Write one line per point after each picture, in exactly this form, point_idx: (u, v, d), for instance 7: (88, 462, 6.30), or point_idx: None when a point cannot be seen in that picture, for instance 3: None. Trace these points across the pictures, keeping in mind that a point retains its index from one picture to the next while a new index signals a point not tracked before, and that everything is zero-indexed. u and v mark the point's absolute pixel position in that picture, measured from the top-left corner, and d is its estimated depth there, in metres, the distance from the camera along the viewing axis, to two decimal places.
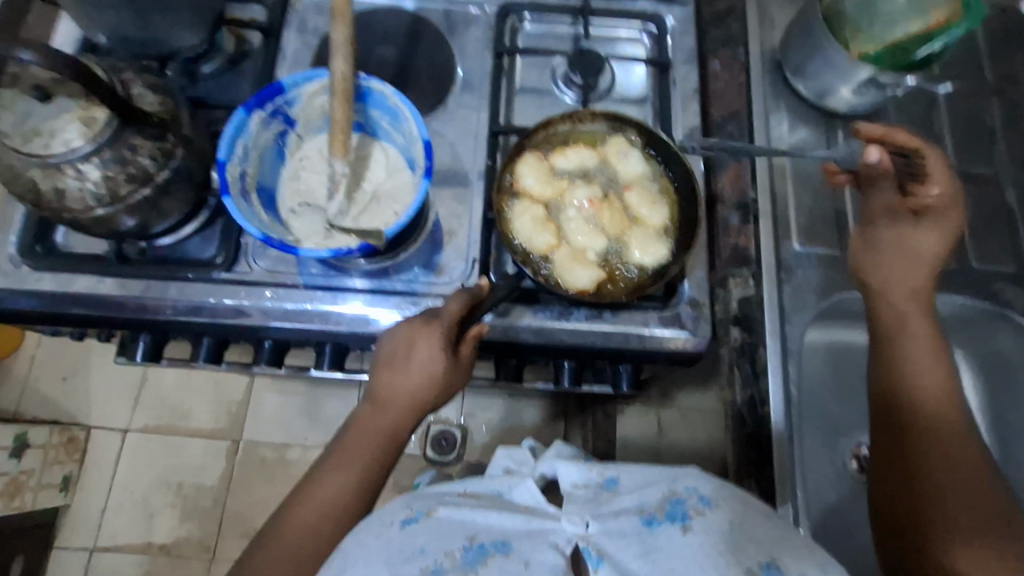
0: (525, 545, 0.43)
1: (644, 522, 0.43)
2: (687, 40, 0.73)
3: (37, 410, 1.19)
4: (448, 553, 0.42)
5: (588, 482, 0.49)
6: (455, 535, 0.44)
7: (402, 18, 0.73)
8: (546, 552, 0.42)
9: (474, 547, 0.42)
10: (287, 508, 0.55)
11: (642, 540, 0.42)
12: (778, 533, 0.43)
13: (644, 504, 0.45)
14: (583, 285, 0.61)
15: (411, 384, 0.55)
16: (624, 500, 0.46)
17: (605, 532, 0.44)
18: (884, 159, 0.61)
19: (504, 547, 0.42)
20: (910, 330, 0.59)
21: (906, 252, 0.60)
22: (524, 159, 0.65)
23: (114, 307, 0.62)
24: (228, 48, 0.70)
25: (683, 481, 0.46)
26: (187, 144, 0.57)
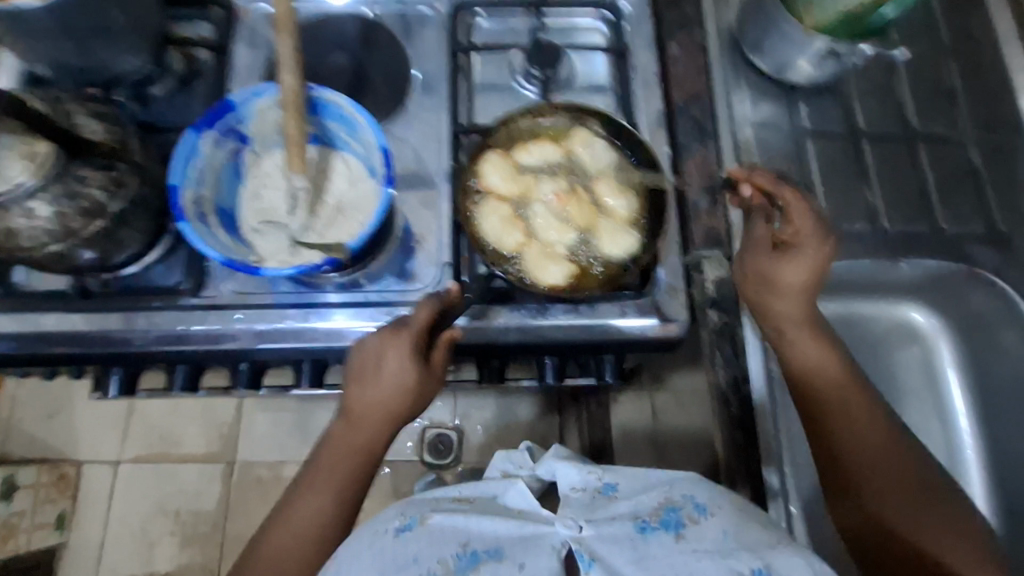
0: (518, 550, 0.42)
1: (638, 528, 0.43)
2: (644, 24, 0.72)
3: (24, 450, 1.17)
4: (441, 561, 0.42)
5: (586, 486, 0.49)
6: (449, 541, 0.43)
7: (354, 23, 0.72)
8: (539, 553, 0.42)
9: (466, 554, 0.42)
10: (269, 529, 0.55)
11: (635, 546, 0.41)
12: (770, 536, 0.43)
13: (639, 511, 0.45)
14: (555, 281, 0.60)
15: (384, 397, 0.55)
16: (621, 506, 0.46)
17: (599, 536, 0.43)
18: (759, 198, 0.61)
19: (497, 554, 0.42)
20: (790, 340, 0.61)
21: (770, 286, 0.60)
22: (487, 158, 0.64)
23: (82, 343, 0.60)
24: (177, 68, 0.68)
25: (680, 489, 0.47)
26: (140, 172, 0.56)
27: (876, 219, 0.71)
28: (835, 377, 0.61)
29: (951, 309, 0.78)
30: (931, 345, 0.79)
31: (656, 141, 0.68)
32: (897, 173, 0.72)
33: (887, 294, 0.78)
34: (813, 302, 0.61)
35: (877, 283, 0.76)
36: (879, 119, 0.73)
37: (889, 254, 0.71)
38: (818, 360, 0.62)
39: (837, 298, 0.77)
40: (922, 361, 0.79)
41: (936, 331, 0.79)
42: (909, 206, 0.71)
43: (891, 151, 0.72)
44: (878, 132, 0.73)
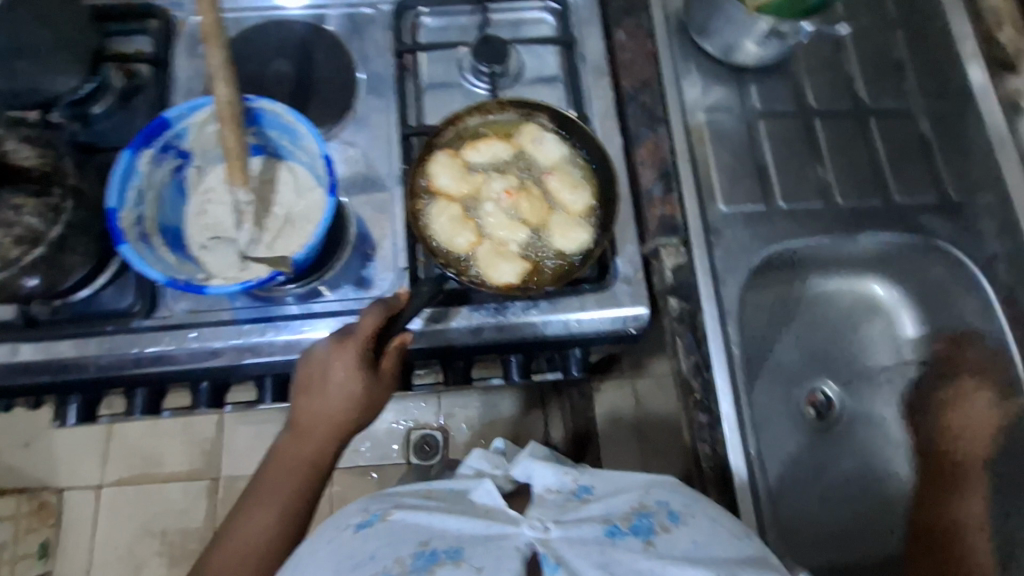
0: (478, 550, 0.42)
1: (608, 533, 0.43)
2: (590, 14, 0.72)
3: (4, 480, 1.15)
4: (397, 560, 0.41)
5: (561, 487, 0.50)
6: (408, 540, 0.43)
7: (295, 28, 0.70)
8: (501, 555, 0.41)
9: (424, 553, 0.41)
10: (213, 548, 0.54)
11: (603, 551, 0.41)
12: (741, 550, 0.43)
13: (611, 514, 0.45)
14: (507, 279, 0.60)
15: (330, 407, 0.54)
16: (593, 508, 0.46)
17: (566, 540, 0.43)
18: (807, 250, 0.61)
19: (456, 553, 0.41)
20: None
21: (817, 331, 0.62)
22: (435, 158, 0.63)
23: (35, 372, 0.59)
24: (116, 83, 0.67)
25: (655, 494, 0.47)
26: (77, 195, 0.55)
27: (830, 196, 0.71)
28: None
29: (911, 280, 0.78)
30: (894, 318, 0.79)
31: (605, 132, 0.68)
32: (849, 148, 0.72)
33: (850, 270, 0.78)
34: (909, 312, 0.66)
35: (836, 259, 0.76)
36: (829, 97, 0.73)
37: (845, 229, 0.71)
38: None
39: (798, 278, 0.77)
40: (886, 334, 0.79)
41: (897, 303, 0.79)
42: (861, 181, 0.72)
43: (842, 127, 0.73)
44: (829, 109, 0.73)
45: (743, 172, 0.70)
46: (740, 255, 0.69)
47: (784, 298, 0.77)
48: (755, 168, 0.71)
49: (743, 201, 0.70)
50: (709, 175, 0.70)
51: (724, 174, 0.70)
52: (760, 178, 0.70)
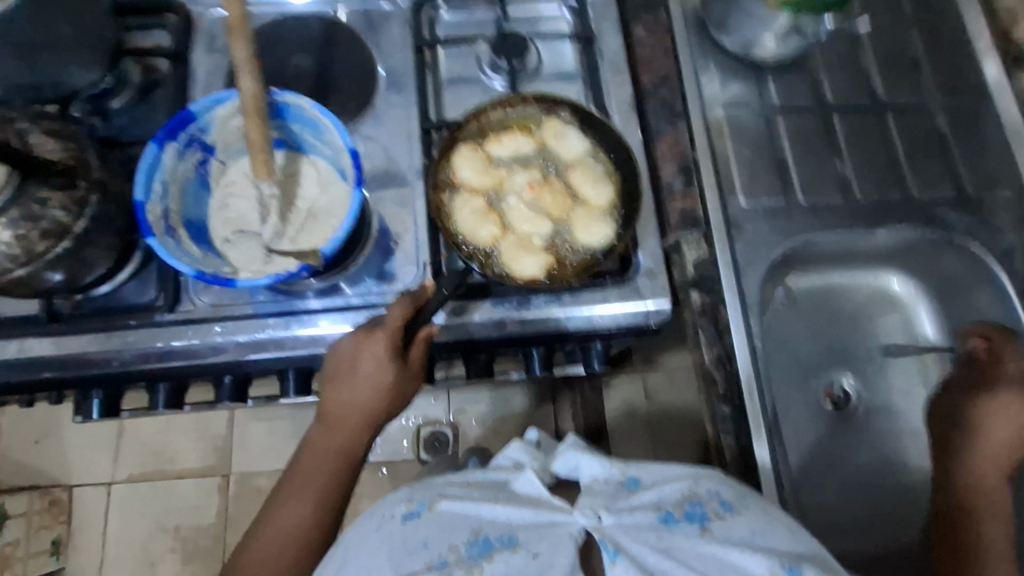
0: (532, 537, 0.43)
1: (662, 519, 0.43)
2: (608, 8, 0.72)
3: (16, 478, 1.15)
4: (452, 547, 0.42)
5: (609, 478, 0.48)
6: (461, 528, 0.44)
7: (314, 23, 0.70)
8: (557, 542, 0.42)
9: (479, 541, 0.42)
10: (249, 540, 0.54)
11: (660, 537, 0.42)
12: (795, 540, 0.43)
13: (663, 501, 0.45)
14: (531, 273, 0.60)
15: (361, 398, 0.55)
16: (643, 497, 0.46)
17: (621, 527, 0.43)
18: None
19: (511, 541, 0.42)
20: None
21: None
22: (458, 151, 0.64)
23: (57, 366, 0.59)
24: (134, 79, 0.66)
25: (705, 484, 0.46)
26: (102, 189, 0.54)
27: (848, 190, 0.72)
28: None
29: (927, 272, 0.78)
30: (910, 310, 0.79)
31: (626, 124, 0.68)
32: (867, 143, 0.73)
33: (864, 264, 0.79)
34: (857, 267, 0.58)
35: (853, 252, 0.76)
36: (847, 92, 0.74)
37: (864, 224, 0.71)
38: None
39: (813, 271, 0.78)
40: (902, 325, 0.79)
41: (914, 295, 0.79)
42: (880, 175, 0.72)
43: (859, 123, 0.73)
44: (847, 104, 0.73)
45: (761, 166, 0.71)
46: (760, 248, 0.70)
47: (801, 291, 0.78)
48: (773, 162, 0.71)
49: (764, 195, 0.71)
50: (729, 169, 0.71)
51: (744, 168, 0.71)
52: (779, 173, 0.71)
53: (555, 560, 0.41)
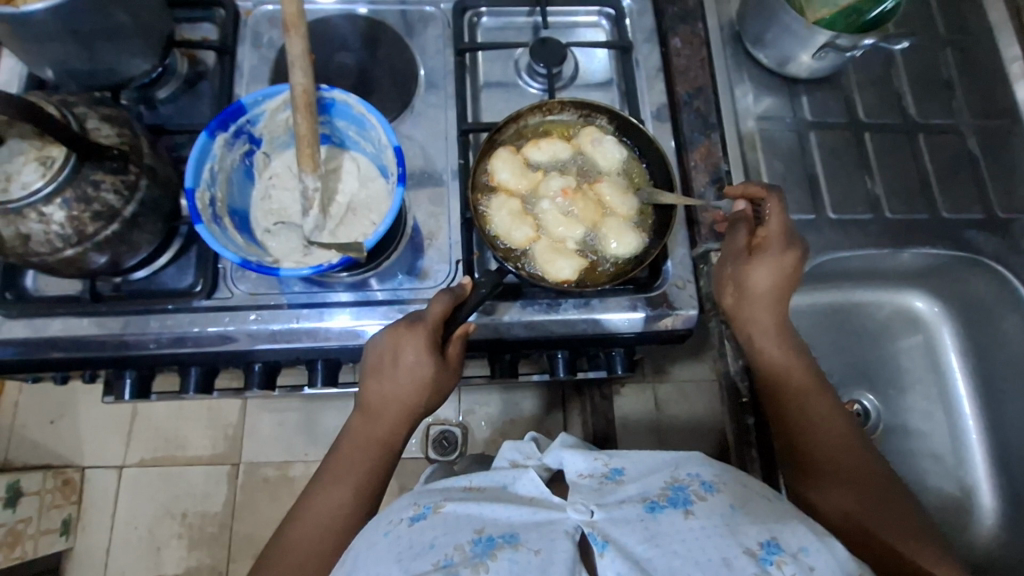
0: (534, 535, 0.43)
1: (648, 509, 0.44)
2: (646, 20, 0.73)
3: (27, 456, 1.12)
4: (457, 547, 0.42)
5: (594, 472, 0.49)
6: (463, 529, 0.44)
7: (358, 23, 0.72)
8: (554, 537, 0.42)
9: (482, 540, 0.43)
10: (286, 527, 0.56)
11: (647, 526, 0.42)
12: (777, 512, 0.44)
13: (648, 491, 0.46)
14: (565, 275, 0.61)
15: (402, 390, 0.57)
16: (629, 488, 0.46)
17: (611, 520, 0.44)
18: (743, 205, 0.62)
19: (512, 538, 0.42)
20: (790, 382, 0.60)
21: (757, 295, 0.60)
22: (497, 154, 0.65)
23: (95, 346, 0.60)
24: (182, 70, 0.69)
25: (686, 468, 0.48)
26: (151, 173, 0.55)
27: (878, 208, 0.72)
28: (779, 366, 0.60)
29: (953, 294, 0.79)
30: (933, 331, 0.81)
31: (659, 134, 0.69)
32: (897, 162, 0.73)
33: (889, 284, 0.81)
34: (784, 294, 0.60)
35: (878, 270, 0.77)
36: (879, 111, 0.75)
37: (892, 242, 0.72)
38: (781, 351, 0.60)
39: (835, 288, 0.79)
40: (924, 347, 0.81)
41: (937, 318, 0.81)
42: (910, 194, 0.73)
43: (890, 142, 0.74)
44: (879, 123, 0.74)
45: (792, 180, 0.72)
46: None
47: (829, 306, 0.80)
48: (804, 177, 0.72)
49: (794, 209, 0.71)
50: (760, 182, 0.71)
51: (775, 182, 0.72)
52: (809, 188, 0.72)
53: (555, 555, 0.41)
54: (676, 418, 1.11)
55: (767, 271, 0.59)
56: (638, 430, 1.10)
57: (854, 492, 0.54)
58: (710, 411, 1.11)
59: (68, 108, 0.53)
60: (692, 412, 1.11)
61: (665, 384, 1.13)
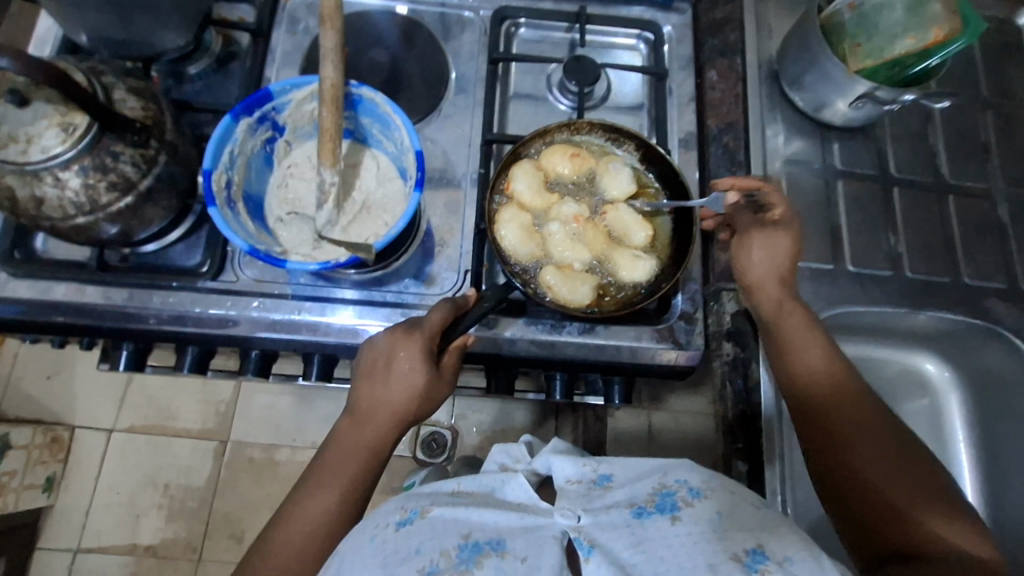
0: (520, 541, 0.42)
1: (635, 514, 0.43)
2: (684, 48, 0.72)
3: (19, 409, 1.13)
4: (443, 553, 0.41)
5: (582, 477, 0.49)
6: (450, 533, 0.43)
7: (396, 21, 0.72)
8: (541, 543, 0.42)
9: (468, 545, 0.42)
10: (271, 530, 0.55)
11: (634, 531, 0.42)
12: (763, 518, 0.44)
13: (636, 497, 0.45)
14: (583, 299, 0.59)
15: (393, 396, 0.56)
16: (617, 494, 0.46)
17: (597, 525, 0.43)
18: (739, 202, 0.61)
19: (499, 546, 0.42)
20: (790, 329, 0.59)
21: (766, 269, 0.60)
22: (519, 164, 0.64)
23: (95, 315, 0.60)
24: (216, 48, 0.69)
25: (674, 474, 0.47)
26: (171, 150, 0.55)
27: (899, 265, 0.71)
28: (821, 372, 0.57)
29: (966, 362, 0.78)
30: (940, 397, 0.79)
31: (685, 164, 0.68)
32: (924, 220, 0.72)
33: (904, 342, 0.78)
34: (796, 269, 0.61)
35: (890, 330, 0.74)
36: (911, 167, 0.73)
37: (908, 303, 0.71)
38: (804, 331, 0.59)
39: (847, 342, 0.77)
40: (931, 412, 0.79)
41: (947, 384, 0.79)
42: (932, 255, 0.72)
43: (919, 199, 0.73)
44: (909, 178, 0.73)
45: (815, 227, 0.71)
46: None
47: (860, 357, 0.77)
48: (828, 227, 0.71)
49: (814, 257, 0.70)
50: None
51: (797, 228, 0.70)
52: (832, 237, 0.71)
53: (542, 562, 0.40)
54: (667, 446, 1.09)
55: (782, 251, 0.60)
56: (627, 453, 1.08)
57: (849, 425, 0.55)
58: (701, 443, 1.08)
59: (97, 76, 0.53)
60: (684, 442, 1.08)
61: (660, 412, 1.10)
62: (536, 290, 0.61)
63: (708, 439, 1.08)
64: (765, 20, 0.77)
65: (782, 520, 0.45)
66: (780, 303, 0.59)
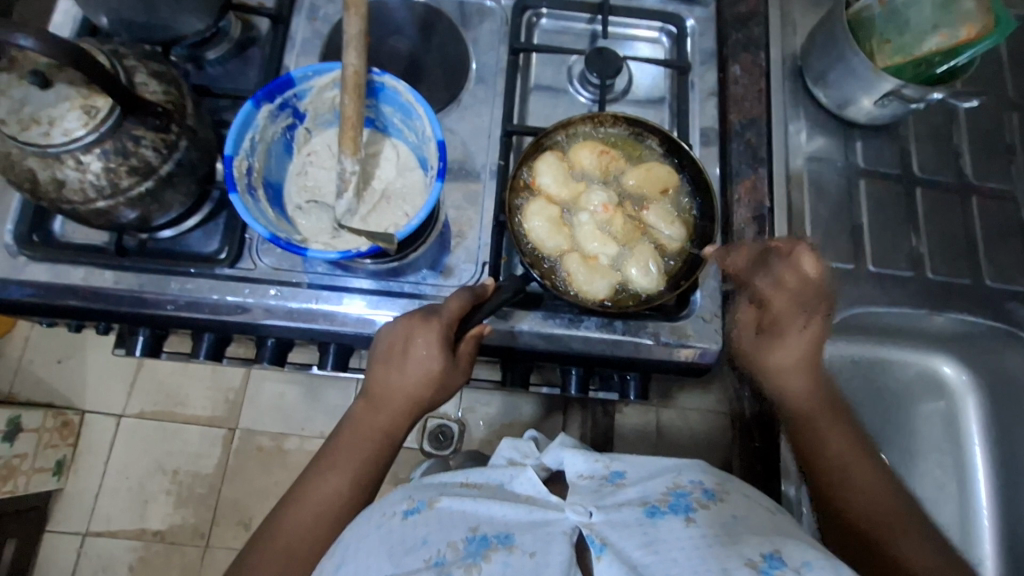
0: (529, 536, 0.42)
1: (648, 513, 0.43)
2: (707, 42, 0.71)
3: (30, 392, 1.13)
4: (451, 544, 0.41)
5: (594, 473, 0.49)
6: (458, 525, 0.43)
7: (416, 9, 0.71)
8: (550, 539, 0.42)
9: (476, 538, 0.41)
10: (280, 511, 0.54)
11: (646, 531, 0.41)
12: (777, 527, 0.44)
13: (648, 495, 0.45)
14: (602, 294, 0.60)
15: (408, 381, 0.56)
16: (630, 492, 0.46)
17: (609, 522, 0.43)
18: (738, 261, 0.58)
19: (507, 539, 0.41)
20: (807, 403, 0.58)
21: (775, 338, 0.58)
22: (543, 157, 0.63)
23: (112, 299, 0.60)
24: (235, 34, 0.68)
25: (687, 475, 0.48)
26: (191, 135, 0.55)
27: (920, 266, 0.70)
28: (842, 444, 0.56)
29: (985, 367, 0.77)
30: (957, 401, 0.78)
31: (706, 160, 0.67)
32: (947, 221, 0.71)
33: (920, 346, 0.78)
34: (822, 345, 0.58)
35: (908, 331, 0.74)
36: (935, 167, 0.72)
37: (929, 304, 0.70)
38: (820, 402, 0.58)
39: (861, 341, 0.76)
40: (944, 415, 0.78)
41: (963, 387, 0.78)
42: (955, 257, 0.71)
43: (942, 200, 0.72)
44: (933, 178, 0.72)
45: (836, 226, 0.70)
46: None
47: (871, 360, 0.78)
48: (849, 226, 0.70)
49: (835, 256, 0.69)
50: (803, 224, 0.69)
51: (818, 227, 0.69)
52: (853, 236, 0.70)
53: (550, 558, 0.40)
54: (674, 444, 1.09)
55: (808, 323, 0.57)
56: (633, 450, 1.08)
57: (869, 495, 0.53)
58: (709, 443, 1.08)
59: (119, 60, 0.52)
60: (692, 441, 1.08)
61: (669, 410, 1.10)
62: (558, 282, 0.61)
63: (714, 439, 1.09)
64: (789, 15, 0.75)
65: (796, 524, 0.45)
66: (795, 375, 0.58)
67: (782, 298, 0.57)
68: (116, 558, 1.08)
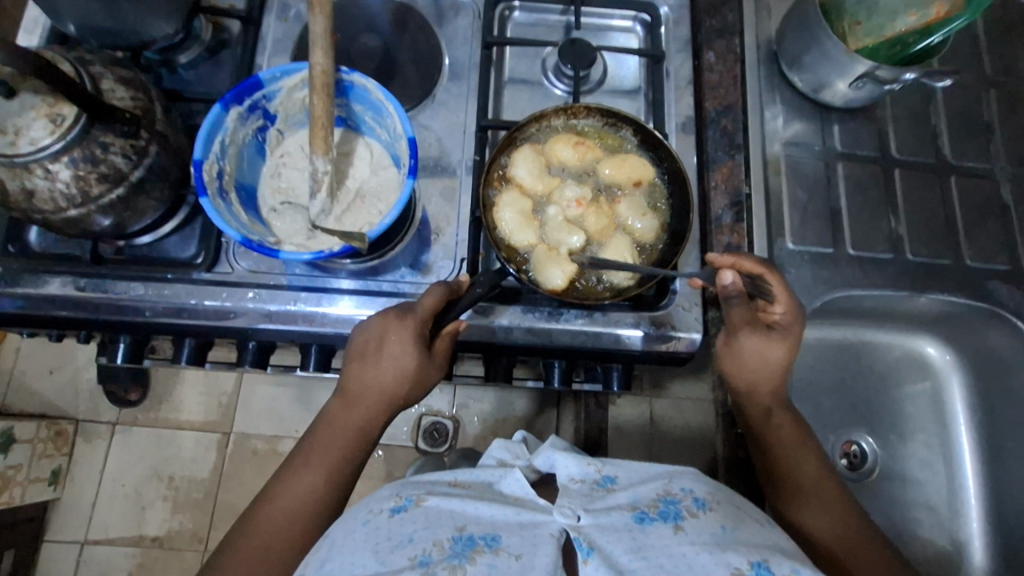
0: (516, 538, 0.42)
1: (637, 519, 0.43)
2: (682, 30, 0.71)
3: (23, 403, 1.13)
4: (436, 543, 0.41)
5: (585, 477, 0.49)
6: (445, 525, 0.43)
7: (387, 5, 0.70)
8: (536, 542, 0.42)
9: (462, 538, 0.41)
10: (255, 508, 0.55)
11: (634, 536, 0.41)
12: (767, 537, 0.43)
13: (638, 501, 0.45)
14: (554, 284, 0.59)
15: (382, 378, 0.56)
16: (620, 496, 0.46)
17: (598, 526, 0.43)
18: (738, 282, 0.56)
19: (493, 542, 0.41)
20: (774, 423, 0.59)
21: (759, 363, 0.57)
22: (519, 150, 0.63)
23: (91, 308, 0.60)
24: (206, 37, 0.68)
25: (679, 482, 0.47)
26: (161, 141, 0.55)
27: (900, 248, 0.70)
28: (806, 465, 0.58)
29: (969, 348, 0.77)
30: (942, 380, 0.79)
31: (683, 150, 0.67)
32: (925, 202, 0.71)
33: (903, 326, 0.78)
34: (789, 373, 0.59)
35: (892, 312, 0.75)
36: (913, 148, 0.72)
37: (909, 286, 0.70)
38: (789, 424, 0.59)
39: (843, 325, 0.77)
40: (931, 395, 0.79)
41: (949, 367, 0.78)
42: (934, 238, 0.71)
43: (921, 181, 0.72)
44: (911, 160, 0.72)
45: (814, 211, 0.70)
46: (801, 294, 0.68)
47: (850, 342, 0.78)
48: (828, 210, 0.70)
49: (813, 241, 0.69)
50: (781, 210, 0.69)
51: (797, 212, 0.69)
52: (832, 220, 0.70)
53: (536, 560, 0.40)
54: (667, 434, 1.09)
55: (781, 350, 0.57)
56: (626, 441, 1.09)
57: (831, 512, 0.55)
58: (702, 432, 1.09)
59: (84, 66, 0.52)
60: (685, 430, 1.09)
61: (661, 400, 1.10)
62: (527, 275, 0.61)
63: (708, 427, 1.09)
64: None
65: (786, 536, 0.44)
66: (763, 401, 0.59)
67: (783, 309, 0.55)
68: (115, 565, 1.08)
